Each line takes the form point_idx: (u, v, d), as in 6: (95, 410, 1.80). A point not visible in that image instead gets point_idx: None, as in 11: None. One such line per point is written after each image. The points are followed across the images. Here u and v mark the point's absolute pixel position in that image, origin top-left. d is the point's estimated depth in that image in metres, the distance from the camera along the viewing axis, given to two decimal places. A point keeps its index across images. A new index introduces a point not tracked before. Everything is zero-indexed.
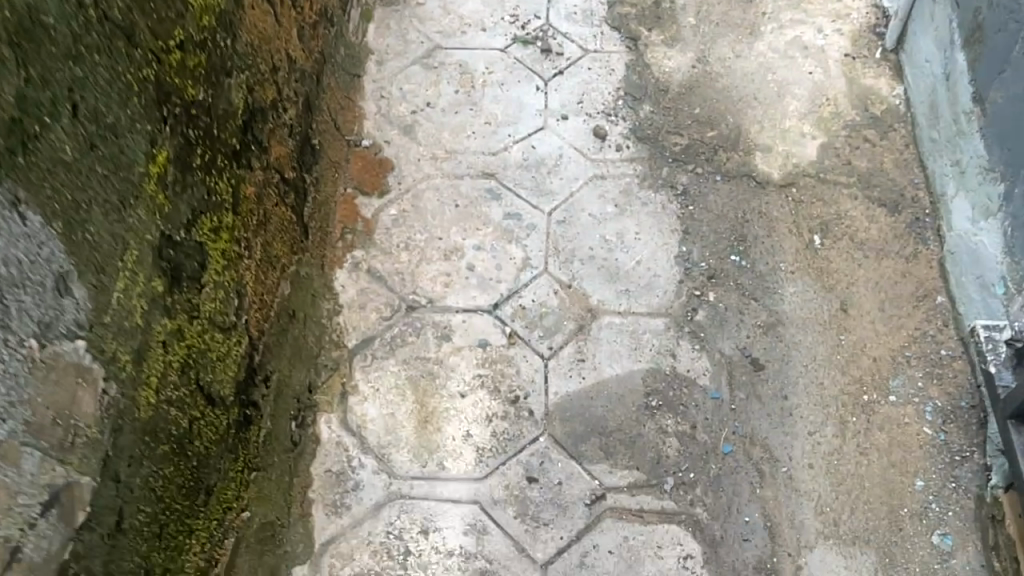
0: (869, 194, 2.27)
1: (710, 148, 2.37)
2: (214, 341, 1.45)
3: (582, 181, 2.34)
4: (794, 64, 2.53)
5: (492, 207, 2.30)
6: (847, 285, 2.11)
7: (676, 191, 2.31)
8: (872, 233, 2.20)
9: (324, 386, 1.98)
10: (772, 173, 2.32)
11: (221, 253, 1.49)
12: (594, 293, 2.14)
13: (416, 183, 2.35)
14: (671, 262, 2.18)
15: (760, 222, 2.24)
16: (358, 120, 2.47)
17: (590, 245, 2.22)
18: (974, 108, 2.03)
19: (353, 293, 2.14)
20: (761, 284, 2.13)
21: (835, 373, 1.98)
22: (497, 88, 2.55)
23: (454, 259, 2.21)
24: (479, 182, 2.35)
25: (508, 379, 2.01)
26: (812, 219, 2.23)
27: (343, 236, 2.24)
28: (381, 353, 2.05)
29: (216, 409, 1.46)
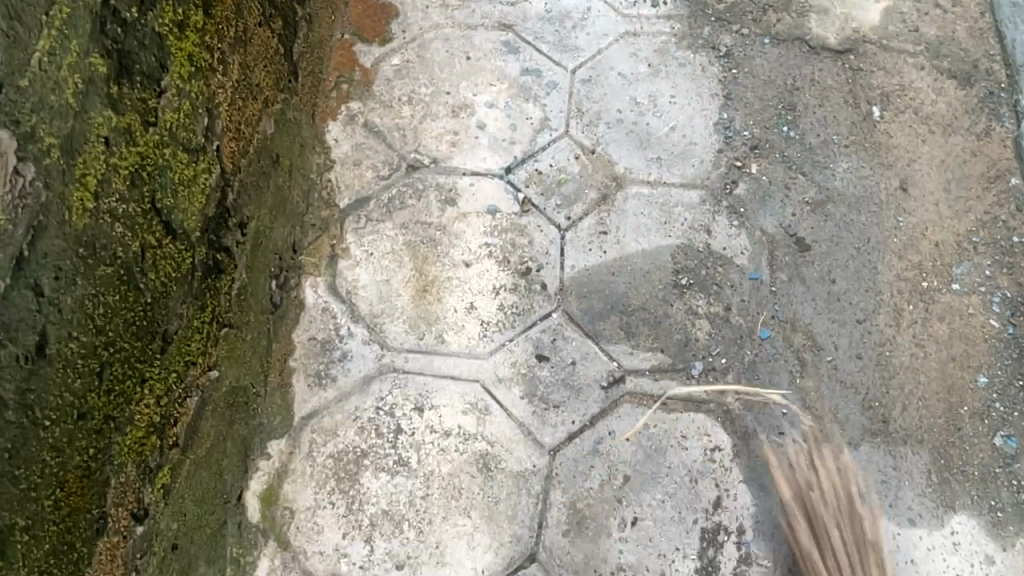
0: (938, 64, 2.02)
1: (759, 8, 2.11)
2: (176, 161, 1.20)
3: (612, 37, 2.07)
4: None
5: (508, 62, 2.03)
6: (908, 162, 1.88)
7: (718, 53, 2.06)
8: (938, 107, 1.96)
9: (310, 247, 1.75)
10: (828, 38, 2.06)
11: (187, 56, 1.22)
12: (621, 160, 1.90)
13: (422, 31, 2.07)
14: (709, 129, 1.94)
15: (813, 90, 1.99)
16: None
17: (619, 108, 1.97)
18: None
19: (347, 148, 1.89)
20: (811, 158, 1.90)
21: (890, 256, 1.76)
22: None
23: (463, 116, 1.95)
24: (495, 34, 2.08)
25: (520, 250, 1.77)
26: (873, 88, 1.99)
27: (338, 85, 1.97)
28: (377, 215, 1.81)
29: (178, 244, 1.22)
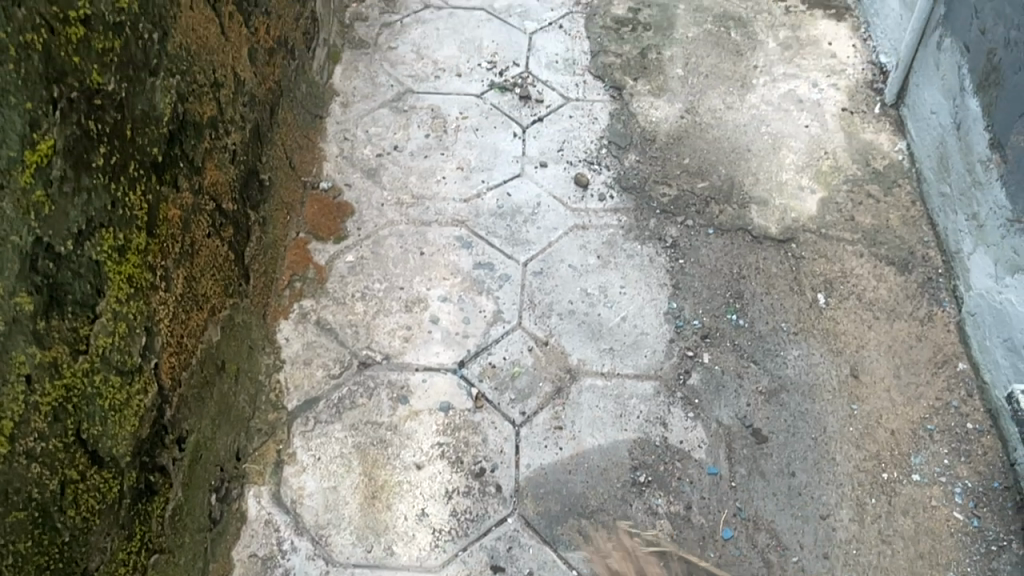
0: (876, 251, 2.11)
1: (702, 200, 2.21)
2: (107, 386, 1.17)
3: (562, 230, 2.14)
4: (789, 117, 2.45)
5: (461, 256, 2.07)
6: (857, 347, 1.92)
7: (665, 243, 2.12)
8: (881, 294, 2.02)
9: (255, 454, 1.69)
10: (770, 227, 2.15)
11: (126, 279, 1.22)
12: (574, 352, 1.89)
13: (377, 228, 2.12)
14: (661, 318, 1.96)
15: (758, 278, 2.05)
16: (317, 161, 2.26)
17: (571, 298, 1.99)
18: (992, 155, 1.94)
19: (298, 347, 1.87)
20: (762, 346, 1.92)
21: (847, 446, 1.75)
22: (472, 133, 2.39)
23: (415, 311, 1.96)
24: (449, 229, 2.13)
25: (473, 448, 1.72)
26: (816, 275, 2.06)
27: (291, 284, 1.98)
28: (326, 416, 1.76)
29: (105, 472, 1.17)
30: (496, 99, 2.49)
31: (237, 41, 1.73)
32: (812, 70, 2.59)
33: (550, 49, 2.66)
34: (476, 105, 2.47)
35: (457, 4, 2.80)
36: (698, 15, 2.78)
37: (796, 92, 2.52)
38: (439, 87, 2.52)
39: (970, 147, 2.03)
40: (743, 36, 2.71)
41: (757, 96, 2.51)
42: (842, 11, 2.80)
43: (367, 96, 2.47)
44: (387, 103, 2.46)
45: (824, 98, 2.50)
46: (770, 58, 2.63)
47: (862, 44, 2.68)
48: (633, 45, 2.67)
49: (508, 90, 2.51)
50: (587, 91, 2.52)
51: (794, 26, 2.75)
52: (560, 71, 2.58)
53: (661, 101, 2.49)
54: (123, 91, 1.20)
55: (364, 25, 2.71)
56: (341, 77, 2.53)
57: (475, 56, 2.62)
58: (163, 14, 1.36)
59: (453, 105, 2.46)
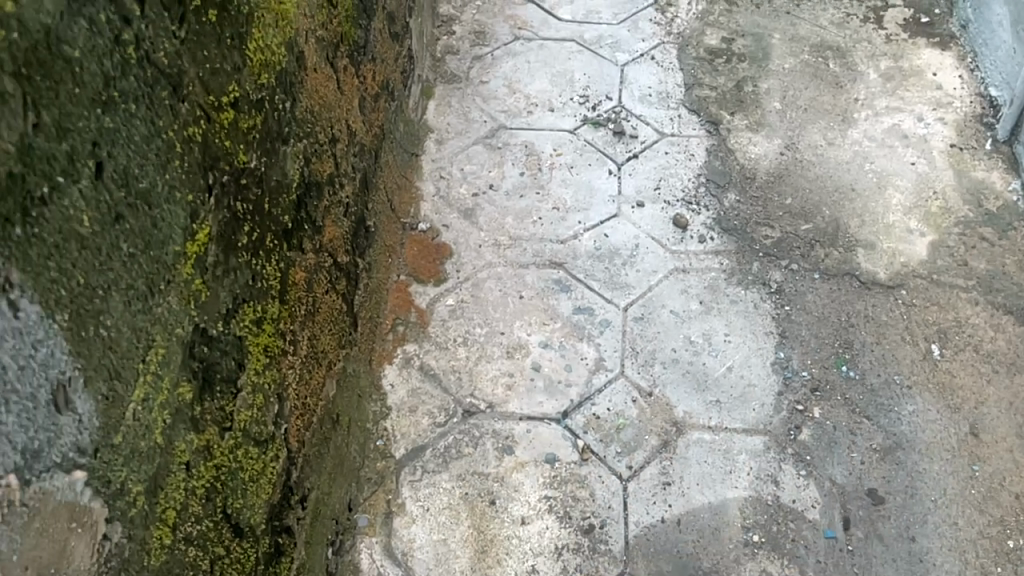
0: (992, 299, 2.05)
1: (807, 243, 2.17)
2: (247, 458, 1.19)
3: (662, 274, 2.13)
4: (893, 153, 2.39)
5: (561, 300, 2.07)
6: (976, 403, 1.86)
7: (769, 288, 2.08)
8: (1000, 345, 1.96)
9: (366, 503, 1.70)
10: (878, 273, 2.10)
11: (263, 349, 1.24)
12: (680, 403, 1.87)
13: (476, 271, 2.14)
14: (768, 368, 1.93)
15: (868, 327, 2.00)
16: (414, 201, 2.29)
17: (674, 346, 1.98)
18: None
19: (403, 393, 1.88)
20: (874, 400, 1.86)
21: (971, 510, 1.69)
22: (566, 170, 2.40)
23: (517, 357, 1.95)
24: (547, 272, 2.13)
25: (582, 503, 1.71)
26: (928, 324, 2.00)
27: (394, 327, 2.00)
28: (432, 465, 1.77)
29: (244, 542, 1.19)
30: (589, 135, 2.49)
31: (351, 94, 1.76)
32: (916, 103, 2.53)
33: (642, 82, 2.65)
34: (570, 141, 2.48)
35: (548, 36, 2.80)
36: (794, 45, 2.74)
37: (901, 127, 2.47)
38: (532, 122, 2.53)
39: None
40: (841, 68, 2.67)
41: (858, 131, 2.46)
42: (945, 40, 2.72)
43: (462, 132, 2.50)
44: (481, 140, 2.48)
45: (931, 133, 2.44)
46: (872, 90, 2.59)
47: (969, 76, 2.60)
48: (729, 77, 2.64)
49: (601, 125, 2.52)
50: (682, 126, 2.50)
51: (895, 56, 2.68)
52: (654, 105, 2.58)
53: (759, 136, 2.45)
54: (262, 166, 1.22)
55: (455, 58, 2.73)
56: (434, 113, 2.55)
57: (568, 90, 2.62)
58: (294, 81, 1.37)
59: (547, 141, 2.48)
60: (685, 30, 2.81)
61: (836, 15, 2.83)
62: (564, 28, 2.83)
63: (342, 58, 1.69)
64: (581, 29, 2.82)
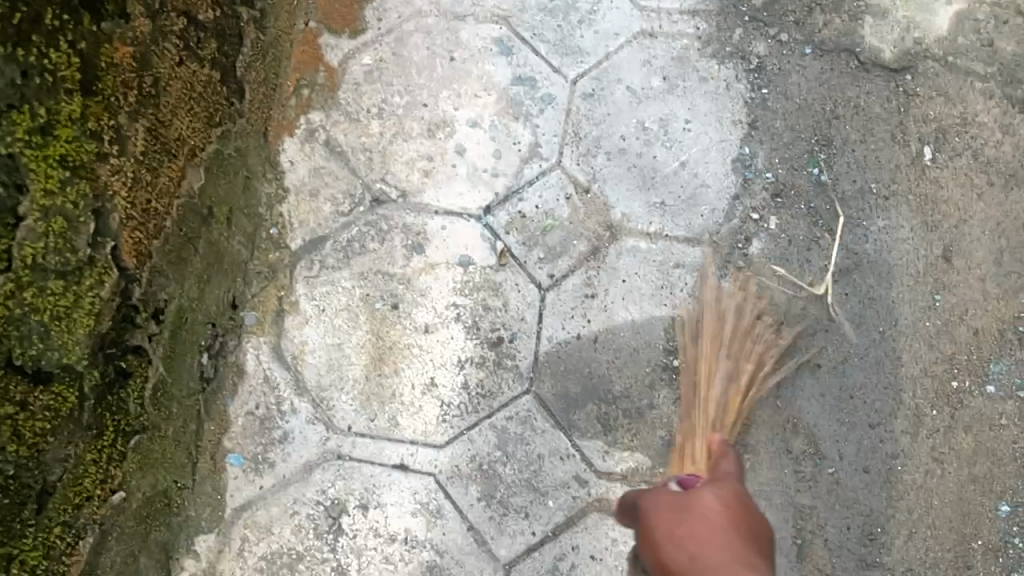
0: (1010, 92, 1.71)
1: (805, 6, 1.77)
2: (48, 292, 1.04)
3: (624, 39, 1.77)
4: None
5: (498, 66, 1.75)
6: (958, 222, 1.61)
7: (749, 65, 1.74)
8: (1004, 151, 1.66)
9: (255, 299, 1.54)
10: (883, 51, 1.74)
11: (58, 161, 1.02)
12: (617, 204, 1.64)
13: (402, 22, 1.77)
14: (727, 166, 1.67)
15: (855, 120, 1.70)
16: None
17: (623, 133, 1.70)
18: None
19: (304, 173, 1.64)
20: (841, 213, 1.63)
21: (920, 345, 1.53)
22: None
23: (439, 137, 1.69)
24: (486, 28, 1.77)
25: (492, 314, 1.55)
26: (927, 121, 1.69)
27: (297, 91, 1.70)
28: (332, 261, 1.59)
29: (58, 378, 1.09)
30: None
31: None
32: None
33: None
34: None
35: None
36: None
37: None
38: None
39: None
40: None
41: None
42: None
43: None
44: None
45: None
46: None
47: None
48: None
49: None
50: None
51: None
52: None
53: None
54: None
55: None
56: None
57: None
58: None
59: None
60: None
61: None
62: None
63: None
64: None
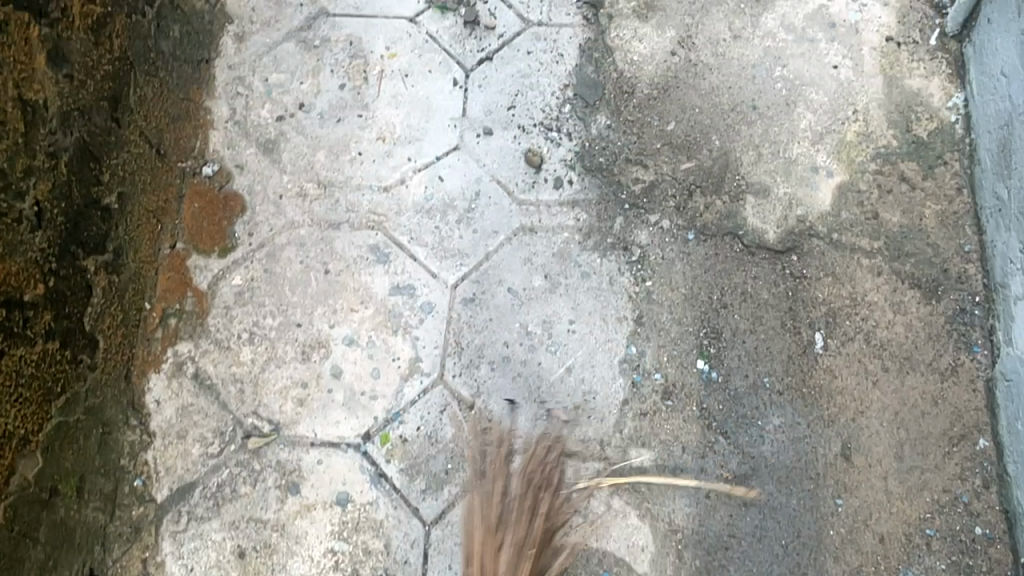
0: (899, 267, 1.66)
1: (685, 189, 1.75)
2: None
3: (503, 236, 1.72)
4: (814, 52, 1.87)
5: (375, 275, 1.69)
6: (854, 414, 1.56)
7: (631, 256, 1.70)
8: (897, 333, 1.61)
9: (118, 566, 1.47)
10: (767, 231, 1.70)
11: None
12: (504, 419, 1.57)
13: (273, 234, 1.72)
14: (614, 369, 1.60)
15: (744, 308, 1.65)
16: (200, 130, 1.79)
17: (506, 340, 1.63)
18: None
19: (171, 413, 1.56)
20: (736, 412, 1.57)
21: (824, 557, 1.46)
22: (400, 80, 1.87)
23: (314, 360, 1.61)
24: (362, 235, 1.72)
25: (373, 558, 1.47)
26: (816, 304, 1.65)
27: (163, 321, 1.63)
28: (201, 511, 1.50)
29: None
30: (434, 26, 1.93)
31: (24, 50, 1.26)
32: None
33: None
34: (408, 35, 1.92)
35: None
36: None
37: (829, 9, 1.91)
38: (362, 4, 1.95)
39: None
40: None
41: (775, 17, 1.91)
42: None
43: (269, 21, 1.92)
44: (292, 34, 1.91)
45: (865, 20, 1.89)
46: None
47: None
48: None
49: (450, 10, 1.95)
50: (554, 11, 1.94)
51: None
52: None
53: (648, 27, 1.91)
54: None
55: None
56: None
57: None
58: None
59: (377, 35, 1.92)
60: None
61: None
62: None
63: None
64: None
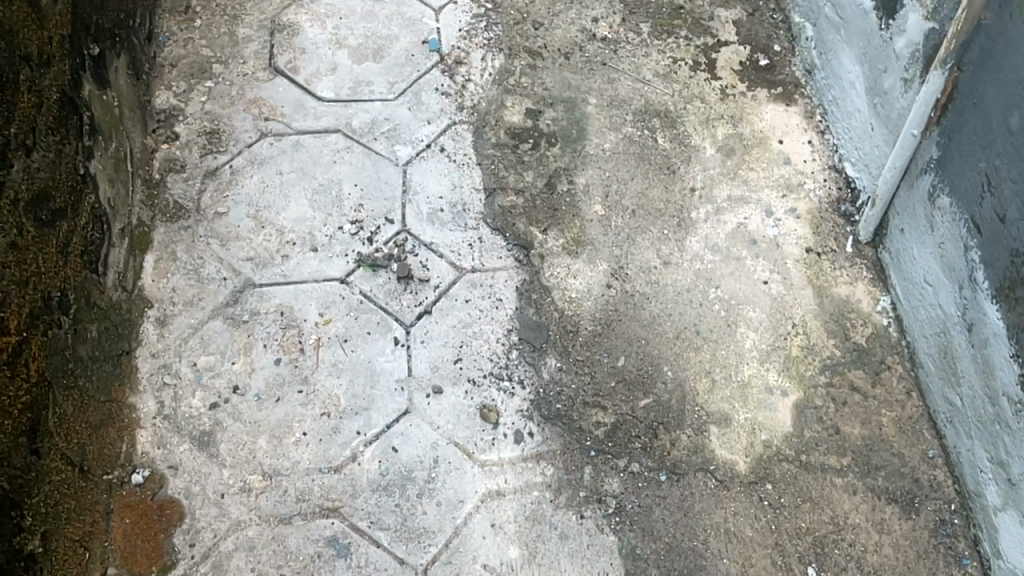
0: (873, 482, 1.65)
1: (647, 427, 1.70)
2: None
3: (470, 504, 1.62)
4: (741, 269, 1.92)
5: (337, 571, 1.54)
6: None
7: (606, 507, 1.62)
8: (887, 554, 1.57)
9: None
10: (737, 462, 1.67)
11: None
12: None
13: (218, 540, 1.56)
14: None
15: (732, 549, 1.58)
16: (125, 432, 1.66)
17: None
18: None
19: None
20: None
21: None
22: (339, 345, 1.81)
23: None
24: (317, 526, 1.58)
25: None
26: (801, 534, 1.59)
27: None
28: None
29: None
30: (366, 285, 1.90)
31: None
32: (763, 189, 2.06)
33: (430, 190, 2.07)
34: (341, 297, 1.88)
35: (304, 127, 2.15)
36: (613, 112, 2.20)
37: (747, 227, 1.99)
38: (289, 271, 1.91)
39: (991, 370, 1.51)
40: (671, 142, 2.14)
41: (699, 239, 1.97)
42: (789, 89, 2.23)
43: (192, 301, 1.85)
44: (219, 311, 1.84)
45: (783, 233, 1.98)
46: (709, 173, 2.09)
47: (820, 140, 2.13)
48: (537, 171, 2.09)
49: (380, 266, 1.93)
50: (485, 256, 1.96)
51: (733, 119, 2.18)
52: (446, 226, 2.01)
53: (579, 262, 1.94)
54: None
55: (179, 179, 2.03)
56: (151, 274, 1.87)
57: (334, 213, 2.00)
58: None
59: (308, 301, 1.86)
60: (479, 101, 2.23)
61: (660, 61, 2.30)
62: (323, 112, 2.19)
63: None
64: (347, 112, 2.19)
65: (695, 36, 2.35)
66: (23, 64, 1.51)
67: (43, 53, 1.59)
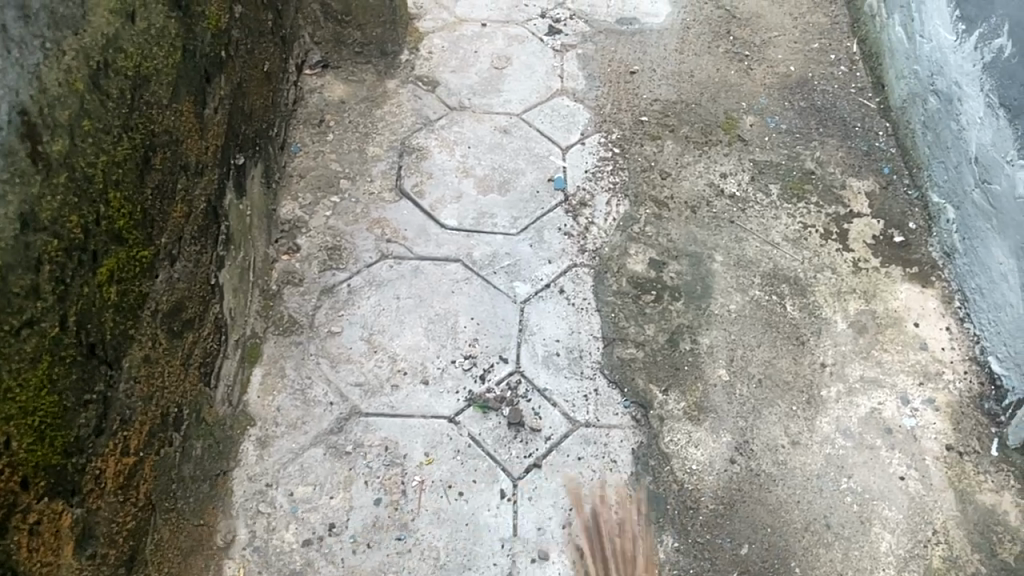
0: None
1: None
2: None
3: None
4: (876, 460, 1.79)
5: None
6: None
7: None
8: None
9: None
10: None
11: None
12: None
13: None
14: None
15: None
16: (213, 560, 1.58)
17: None
18: None
19: None
20: None
21: None
22: (443, 491, 1.70)
23: None
24: None
25: None
26: None
27: None
28: None
29: None
30: (475, 427, 1.80)
31: (52, 544, 1.06)
32: (898, 373, 1.94)
33: (547, 331, 1.99)
34: (449, 437, 1.78)
35: (425, 252, 2.12)
36: (740, 273, 2.13)
37: (882, 413, 1.87)
38: (396, 402, 1.82)
39: None
40: (800, 311, 2.06)
41: (829, 420, 1.85)
42: (926, 270, 2.14)
43: (295, 423, 1.78)
44: (322, 437, 1.76)
45: (921, 426, 1.85)
46: (840, 349, 1.99)
47: (959, 327, 2.03)
48: (659, 325, 2.01)
49: (491, 409, 1.83)
50: (601, 410, 1.85)
51: (866, 294, 2.09)
52: (562, 371, 1.91)
53: (702, 431, 1.82)
54: None
55: (295, 292, 2.00)
56: (258, 389, 1.82)
57: (447, 346, 1.93)
58: None
59: (414, 438, 1.77)
60: (602, 245, 2.18)
61: (790, 226, 2.24)
62: (445, 240, 2.16)
63: (17, 511, 0.99)
64: (469, 242, 2.16)
65: (827, 203, 2.30)
66: (182, 173, 1.51)
67: (199, 163, 1.59)
